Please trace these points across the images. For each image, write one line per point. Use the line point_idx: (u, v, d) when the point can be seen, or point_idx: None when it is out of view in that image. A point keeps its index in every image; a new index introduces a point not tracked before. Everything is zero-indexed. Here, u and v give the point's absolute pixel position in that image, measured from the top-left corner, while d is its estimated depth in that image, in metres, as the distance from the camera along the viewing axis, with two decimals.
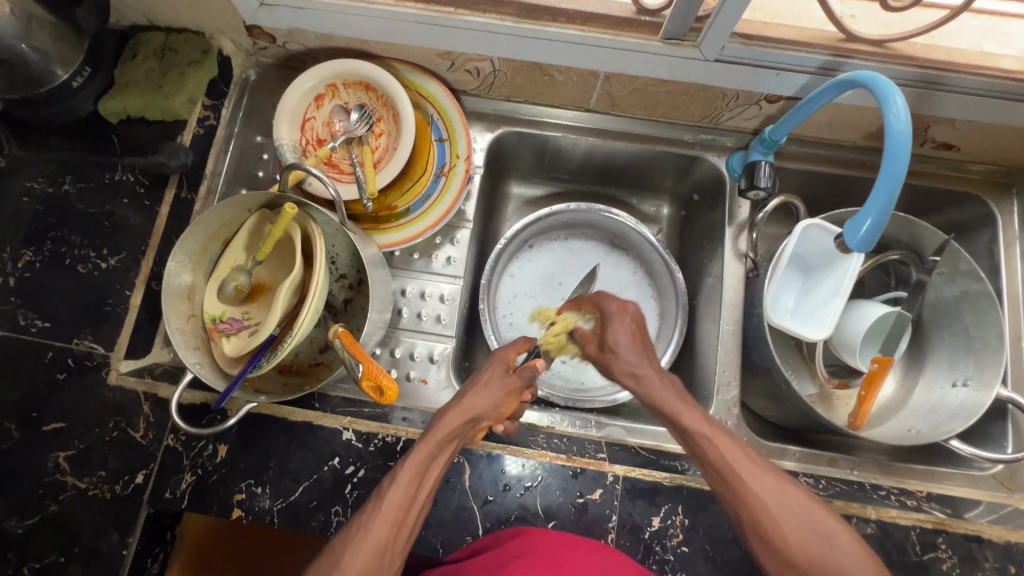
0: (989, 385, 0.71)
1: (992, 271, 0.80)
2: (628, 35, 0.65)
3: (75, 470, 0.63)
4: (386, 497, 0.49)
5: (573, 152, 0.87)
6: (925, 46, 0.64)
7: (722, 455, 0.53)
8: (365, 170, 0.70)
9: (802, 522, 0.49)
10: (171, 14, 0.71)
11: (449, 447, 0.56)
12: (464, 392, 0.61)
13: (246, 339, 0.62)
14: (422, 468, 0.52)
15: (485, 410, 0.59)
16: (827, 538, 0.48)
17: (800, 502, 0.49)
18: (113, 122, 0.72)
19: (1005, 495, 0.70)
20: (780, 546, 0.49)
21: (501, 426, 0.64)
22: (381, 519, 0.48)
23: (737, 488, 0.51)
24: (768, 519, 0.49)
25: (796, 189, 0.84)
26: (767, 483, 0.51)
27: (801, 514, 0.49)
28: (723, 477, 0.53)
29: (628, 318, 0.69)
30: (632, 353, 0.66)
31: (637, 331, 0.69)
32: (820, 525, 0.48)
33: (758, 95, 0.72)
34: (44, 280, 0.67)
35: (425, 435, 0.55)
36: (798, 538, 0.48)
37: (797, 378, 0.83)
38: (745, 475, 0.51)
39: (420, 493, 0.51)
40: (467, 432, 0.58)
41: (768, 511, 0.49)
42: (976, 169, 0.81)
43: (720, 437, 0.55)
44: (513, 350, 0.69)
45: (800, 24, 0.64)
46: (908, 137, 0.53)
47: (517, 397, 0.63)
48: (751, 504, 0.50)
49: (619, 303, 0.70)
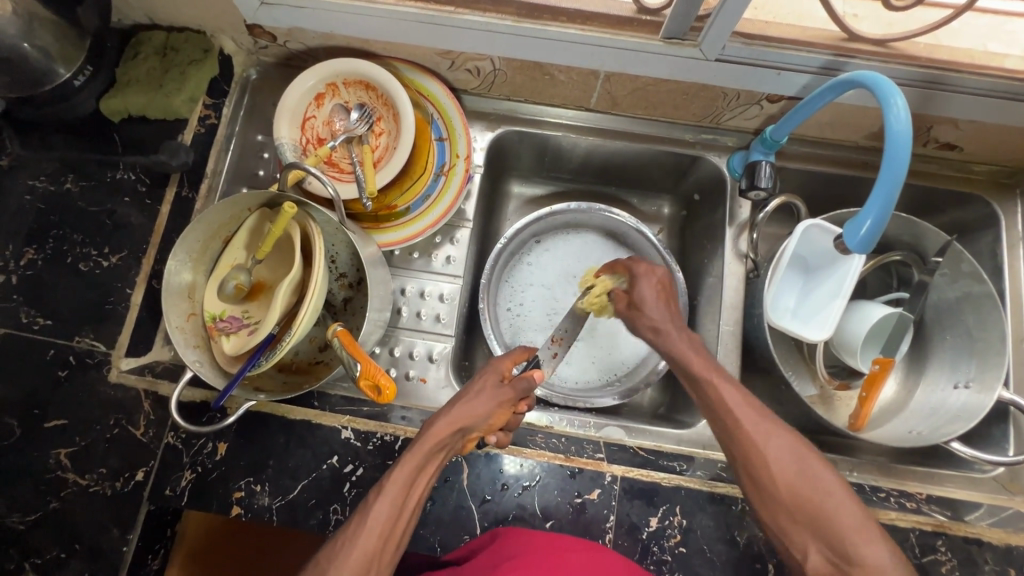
0: (991, 387, 0.71)
1: (995, 272, 0.79)
2: (628, 35, 0.65)
3: (76, 466, 0.64)
4: (372, 510, 0.50)
5: (574, 152, 0.87)
6: (927, 46, 0.64)
7: (722, 399, 0.56)
8: (365, 169, 0.70)
9: (793, 465, 0.51)
10: (172, 13, 0.72)
11: (437, 457, 0.56)
12: (456, 401, 0.60)
13: (245, 338, 0.63)
14: (409, 478, 0.53)
15: (476, 420, 0.59)
16: (815, 479, 0.51)
17: (792, 445, 0.52)
18: (115, 121, 0.72)
19: (1005, 498, 0.70)
20: (768, 484, 0.52)
21: (495, 438, 0.64)
22: (367, 530, 0.49)
23: (735, 429, 0.55)
24: (761, 459, 0.52)
25: (798, 189, 0.84)
26: (762, 428, 0.54)
27: (791, 455, 0.52)
28: (723, 420, 0.56)
29: (655, 279, 0.67)
30: (660, 311, 0.66)
31: (665, 288, 0.68)
32: (809, 467, 0.51)
33: (759, 95, 0.71)
34: (46, 278, 0.68)
35: (413, 445, 0.55)
36: (785, 477, 0.51)
37: (798, 379, 0.83)
38: (744, 418, 0.54)
39: (406, 504, 0.52)
40: (456, 442, 0.58)
41: (760, 452, 0.53)
42: (979, 169, 0.81)
43: (723, 383, 0.57)
44: (510, 359, 0.68)
45: (801, 23, 0.64)
46: (908, 140, 0.53)
47: (510, 408, 0.62)
48: (747, 447, 0.53)
49: (648, 264, 0.69)
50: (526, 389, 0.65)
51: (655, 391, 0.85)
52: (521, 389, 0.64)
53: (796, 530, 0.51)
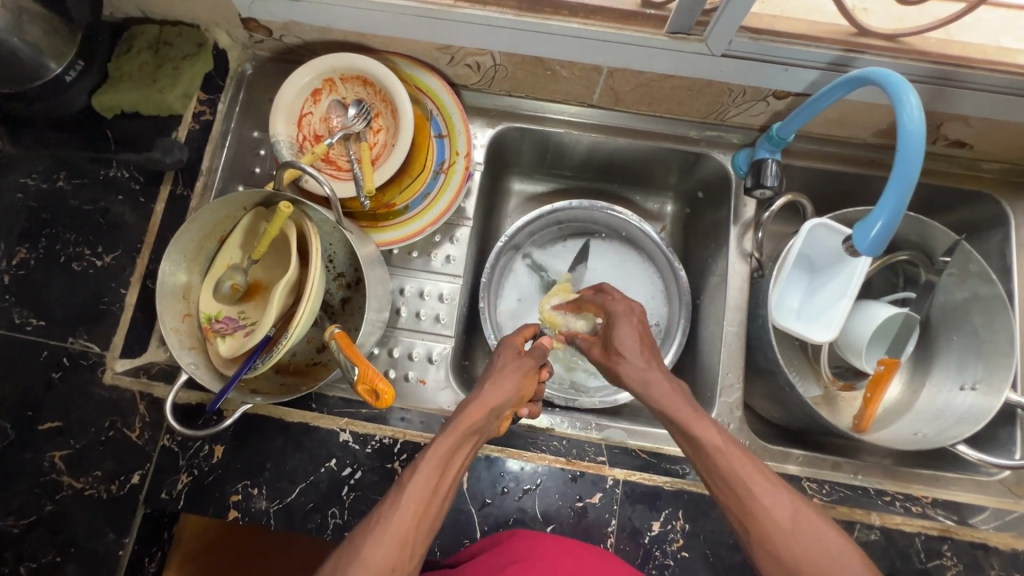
0: (998, 389, 0.70)
1: (1003, 272, 0.77)
2: (631, 29, 0.63)
3: (71, 469, 0.63)
4: (407, 488, 0.48)
5: (575, 149, 0.86)
6: (938, 42, 0.62)
7: (730, 466, 0.51)
8: (363, 167, 0.68)
9: (812, 542, 0.47)
10: (165, 7, 0.70)
11: (469, 442, 0.54)
12: (482, 385, 0.60)
13: (241, 340, 0.62)
14: (446, 458, 0.51)
15: (507, 398, 0.59)
16: (831, 553, 0.46)
17: (812, 522, 0.48)
18: (108, 117, 0.71)
19: (1012, 502, 0.69)
20: (787, 558, 0.47)
21: (524, 409, 0.67)
22: (403, 512, 0.46)
23: (745, 499, 0.50)
24: (777, 536, 0.47)
25: (804, 186, 0.82)
26: (773, 495, 0.49)
27: (816, 536, 0.47)
28: (733, 488, 0.51)
29: (634, 320, 0.69)
30: (639, 357, 0.65)
31: (642, 334, 0.68)
32: (834, 546, 0.47)
33: (765, 92, 0.70)
34: (38, 277, 0.67)
35: (446, 427, 0.54)
36: (811, 559, 0.46)
37: (802, 380, 0.82)
38: (752, 486, 0.50)
39: (442, 485, 0.50)
40: (490, 424, 0.57)
41: (770, 517, 0.48)
42: (988, 168, 0.79)
43: (734, 450, 0.53)
44: (522, 336, 0.71)
45: (810, 18, 0.63)
46: (921, 138, 0.52)
47: (533, 379, 0.64)
48: (761, 520, 0.48)
49: (626, 304, 0.71)
50: (542, 359, 0.68)
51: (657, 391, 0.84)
52: (538, 359, 0.68)
53: None
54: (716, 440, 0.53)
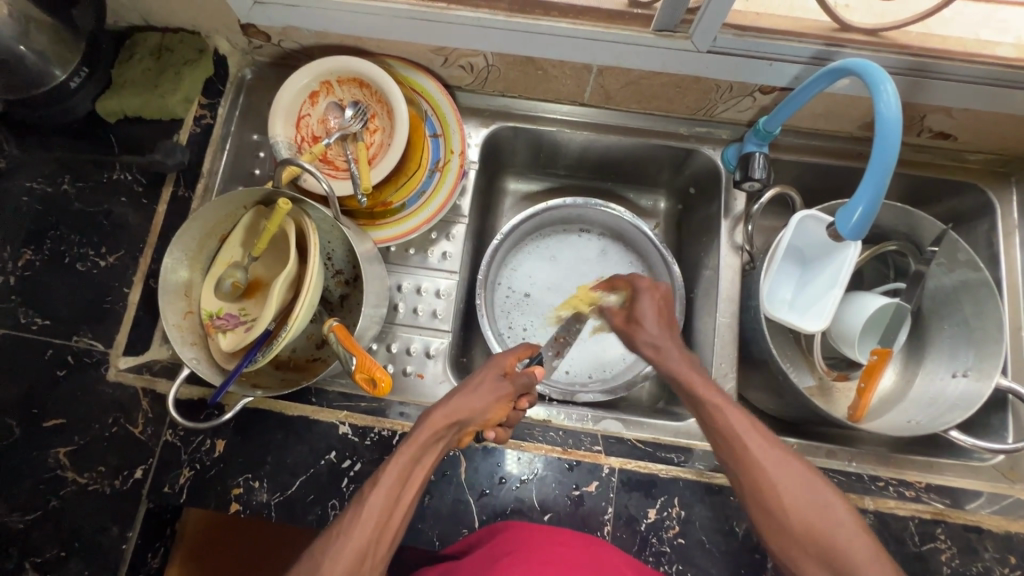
0: (989, 375, 0.71)
1: (991, 260, 0.79)
2: (618, 28, 0.65)
3: (75, 465, 0.64)
4: (368, 501, 0.48)
5: (568, 147, 0.88)
6: (919, 35, 0.64)
7: (732, 425, 0.55)
8: (360, 166, 0.70)
9: (804, 494, 0.51)
10: (167, 15, 0.72)
11: (434, 450, 0.54)
12: (453, 394, 0.59)
13: (242, 335, 0.63)
14: (405, 470, 0.51)
15: (474, 414, 0.58)
16: (815, 496, 0.51)
17: (815, 490, 0.51)
18: (110, 122, 0.72)
19: (1006, 486, 0.70)
20: (779, 511, 0.51)
21: (490, 434, 0.63)
22: (362, 524, 0.47)
23: (742, 456, 0.54)
24: (769, 488, 0.51)
25: (793, 180, 0.84)
26: (766, 449, 0.53)
27: (806, 489, 0.51)
28: (729, 444, 0.55)
29: (657, 295, 0.70)
30: (658, 331, 0.69)
31: (664, 310, 0.70)
32: (820, 496, 0.51)
33: (751, 87, 0.72)
34: (44, 278, 0.68)
35: (408, 438, 0.53)
36: (800, 509, 0.50)
37: (796, 371, 0.83)
38: (745, 439, 0.54)
39: (404, 496, 0.50)
40: (454, 434, 0.57)
41: (766, 474, 0.52)
42: (974, 158, 0.81)
43: (733, 411, 0.57)
44: (513, 355, 0.66)
45: (793, 14, 0.65)
46: (897, 126, 0.53)
47: (508, 403, 0.62)
48: (752, 470, 0.53)
49: (650, 280, 0.71)
50: (524, 384, 0.65)
51: (654, 385, 0.86)
52: (520, 385, 0.64)
53: (805, 561, 0.50)
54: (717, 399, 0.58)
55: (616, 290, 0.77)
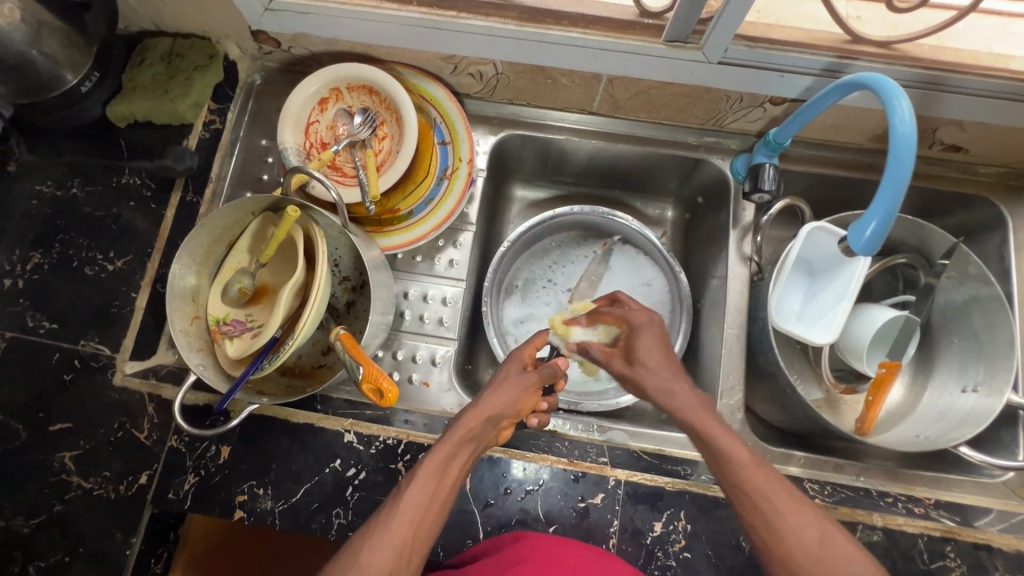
0: (1000, 391, 0.70)
1: (1002, 275, 0.79)
2: (629, 38, 0.65)
3: (80, 470, 0.64)
4: (404, 497, 0.48)
5: (577, 155, 0.87)
6: (931, 48, 0.64)
7: (747, 474, 0.49)
8: (368, 173, 0.70)
9: (825, 552, 0.45)
10: (179, 21, 0.72)
11: (467, 449, 0.54)
12: (483, 392, 0.60)
13: (249, 342, 0.63)
14: (441, 468, 0.51)
15: (505, 408, 0.59)
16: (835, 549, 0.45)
17: (831, 540, 0.45)
18: (121, 126, 0.73)
19: (1017, 504, 0.69)
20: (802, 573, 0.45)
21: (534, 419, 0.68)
22: (401, 516, 0.47)
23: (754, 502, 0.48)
24: (789, 546, 0.46)
25: (802, 191, 0.84)
26: (783, 498, 0.48)
27: (823, 544, 0.45)
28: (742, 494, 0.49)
29: (655, 333, 0.64)
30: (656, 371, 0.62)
31: (665, 346, 0.64)
32: (844, 554, 0.45)
33: (762, 98, 0.71)
34: (52, 282, 0.68)
35: (442, 437, 0.54)
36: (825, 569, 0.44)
37: (803, 383, 0.82)
38: (771, 501, 0.48)
39: (443, 484, 0.51)
40: (488, 430, 0.58)
41: (785, 528, 0.46)
42: (985, 171, 0.80)
43: (749, 456, 0.51)
44: (533, 345, 0.69)
45: (805, 26, 0.64)
46: (912, 143, 0.53)
47: (534, 394, 0.63)
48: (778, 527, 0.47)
49: (647, 316, 0.67)
50: (550, 375, 0.67)
51: None
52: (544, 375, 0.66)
53: None
54: (740, 452, 0.51)
55: (599, 325, 0.76)
